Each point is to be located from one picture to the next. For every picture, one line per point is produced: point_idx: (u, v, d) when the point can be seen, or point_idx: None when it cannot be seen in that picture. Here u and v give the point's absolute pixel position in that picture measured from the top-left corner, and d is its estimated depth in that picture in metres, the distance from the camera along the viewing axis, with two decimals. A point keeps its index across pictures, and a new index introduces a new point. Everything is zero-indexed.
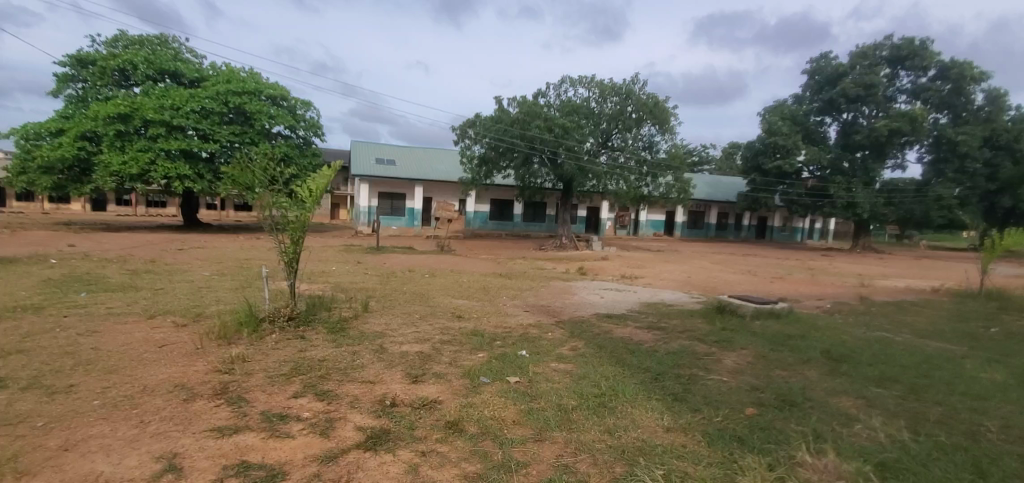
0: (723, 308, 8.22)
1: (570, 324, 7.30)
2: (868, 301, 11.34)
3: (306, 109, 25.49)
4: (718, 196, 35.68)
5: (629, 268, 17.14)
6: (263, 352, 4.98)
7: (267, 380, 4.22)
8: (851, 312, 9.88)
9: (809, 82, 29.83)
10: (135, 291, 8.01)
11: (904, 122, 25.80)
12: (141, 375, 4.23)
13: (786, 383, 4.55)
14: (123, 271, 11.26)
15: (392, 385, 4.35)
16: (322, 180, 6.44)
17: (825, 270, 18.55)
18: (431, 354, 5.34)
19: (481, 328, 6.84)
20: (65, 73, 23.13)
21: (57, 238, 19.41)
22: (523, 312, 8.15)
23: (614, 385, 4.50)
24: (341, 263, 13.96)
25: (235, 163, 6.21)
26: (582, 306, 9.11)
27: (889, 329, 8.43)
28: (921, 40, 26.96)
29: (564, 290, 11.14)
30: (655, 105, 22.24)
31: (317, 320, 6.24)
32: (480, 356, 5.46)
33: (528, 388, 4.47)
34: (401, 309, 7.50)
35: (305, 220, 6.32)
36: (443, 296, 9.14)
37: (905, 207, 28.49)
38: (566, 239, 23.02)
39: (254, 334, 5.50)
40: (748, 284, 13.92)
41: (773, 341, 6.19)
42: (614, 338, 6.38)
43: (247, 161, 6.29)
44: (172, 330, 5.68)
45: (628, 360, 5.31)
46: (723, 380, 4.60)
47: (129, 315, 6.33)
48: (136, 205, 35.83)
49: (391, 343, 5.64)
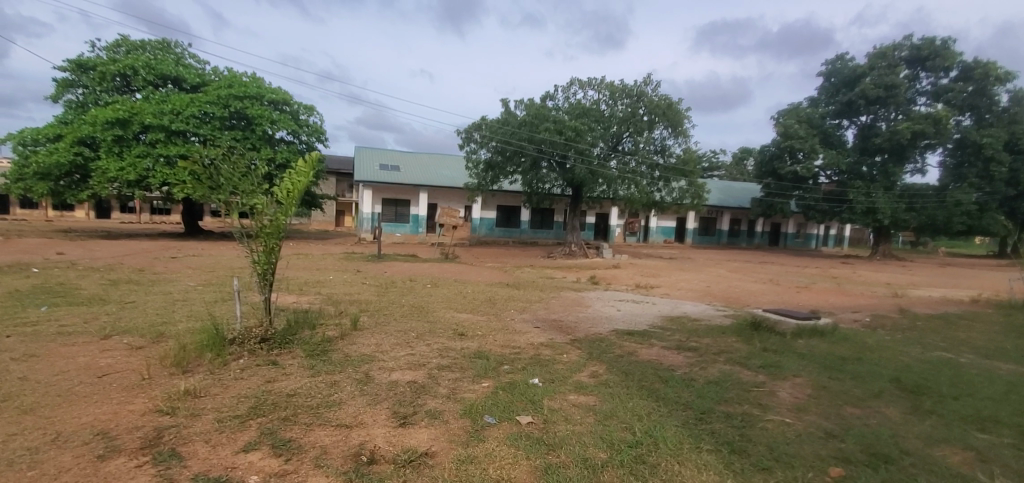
0: (759, 325, 7.26)
1: (587, 344, 6.37)
2: (910, 315, 10.32)
3: (308, 113, 24.83)
4: (730, 202, 34.66)
5: (643, 276, 16.23)
6: (222, 384, 4.12)
7: (215, 424, 3.35)
8: (895, 326, 8.91)
9: (824, 84, 28.94)
10: (102, 306, 7.20)
11: (927, 125, 24.74)
12: (61, 418, 3.40)
13: (870, 430, 3.68)
14: (102, 281, 10.46)
15: (374, 430, 3.46)
16: (300, 180, 5.63)
17: (851, 279, 17.48)
18: (426, 384, 4.46)
19: (486, 348, 5.93)
20: (65, 78, 22.60)
21: (48, 245, 18.77)
22: (533, 329, 7.21)
23: (650, 429, 3.60)
24: (339, 272, 13.18)
25: (193, 156, 5.26)
26: (598, 320, 8.22)
27: (946, 348, 7.48)
28: (943, 40, 25.93)
29: (576, 302, 10.21)
30: (668, 107, 21.38)
31: (296, 341, 5.38)
32: (484, 386, 4.59)
33: (544, 433, 3.58)
34: (396, 327, 6.60)
35: (281, 224, 5.49)
36: (443, 310, 8.25)
37: (926, 213, 27.38)
38: (575, 246, 22.22)
39: (217, 359, 4.65)
40: (774, 295, 12.92)
41: (830, 368, 5.27)
42: (640, 362, 5.47)
43: (208, 155, 5.37)
44: (124, 353, 4.87)
45: (663, 393, 4.39)
46: (787, 424, 3.70)
47: (81, 334, 5.51)
48: (140, 212, 35.35)
49: (378, 369, 4.77)
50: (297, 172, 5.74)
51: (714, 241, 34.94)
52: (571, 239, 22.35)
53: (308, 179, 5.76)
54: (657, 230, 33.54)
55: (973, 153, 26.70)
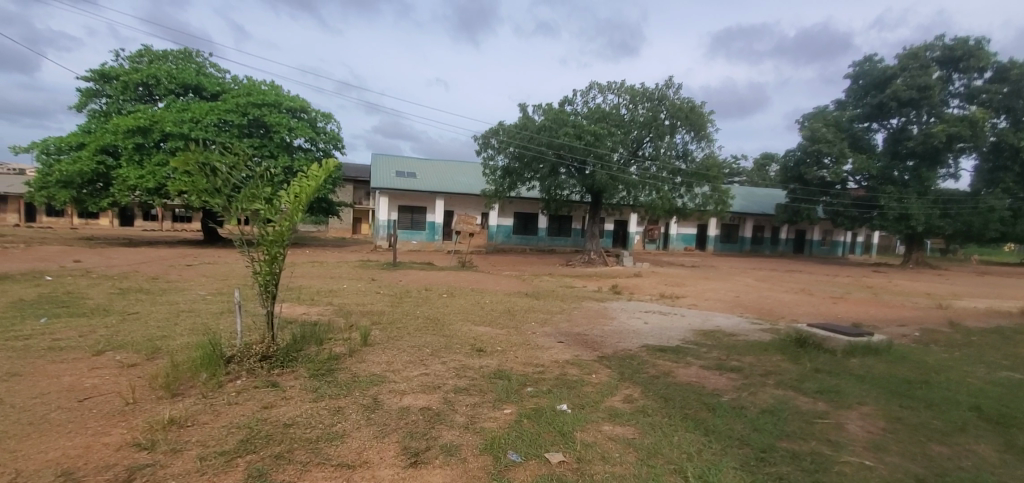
0: (805, 342, 6.61)
1: (618, 362, 5.81)
2: (963, 329, 9.46)
3: (326, 121, 24.70)
4: (754, 209, 33.72)
5: (667, 286, 15.58)
6: (213, 411, 3.71)
7: (197, 464, 2.92)
8: (949, 341, 8.16)
9: (852, 86, 27.92)
10: (103, 318, 6.87)
11: (963, 127, 23.61)
12: (25, 453, 3.02)
13: (970, 476, 3.10)
14: (112, 290, 10.18)
15: (380, 471, 2.96)
16: (310, 184, 5.19)
17: (887, 289, 16.55)
18: (442, 412, 3.96)
19: (507, 367, 5.42)
20: (89, 88, 22.83)
21: (67, 253, 18.76)
22: (557, 344, 6.65)
23: (704, 473, 3.04)
24: (354, 281, 12.81)
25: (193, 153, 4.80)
26: (626, 334, 7.66)
27: (1014, 367, 6.74)
28: (976, 40, 24.79)
29: (600, 314, 9.60)
30: (690, 110, 20.74)
31: (300, 360, 4.91)
32: (506, 413, 4.07)
33: (577, 476, 3.05)
34: (409, 342, 6.12)
35: (285, 231, 5.01)
36: (460, 322, 7.76)
37: (962, 220, 25.78)
38: (594, 254, 21.59)
39: (211, 380, 4.23)
40: (809, 306, 12.17)
41: (898, 394, 4.66)
42: (680, 385, 4.90)
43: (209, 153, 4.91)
44: (113, 374, 4.49)
45: (712, 425, 3.81)
46: (868, 468, 3.14)
47: (72, 352, 5.17)
48: (162, 221, 35.70)
49: (388, 393, 4.28)
50: (308, 177, 5.30)
51: (737, 248, 34.01)
52: (591, 247, 21.74)
53: (319, 185, 5.30)
54: (677, 237, 32.74)
55: (1009, 157, 25.33)
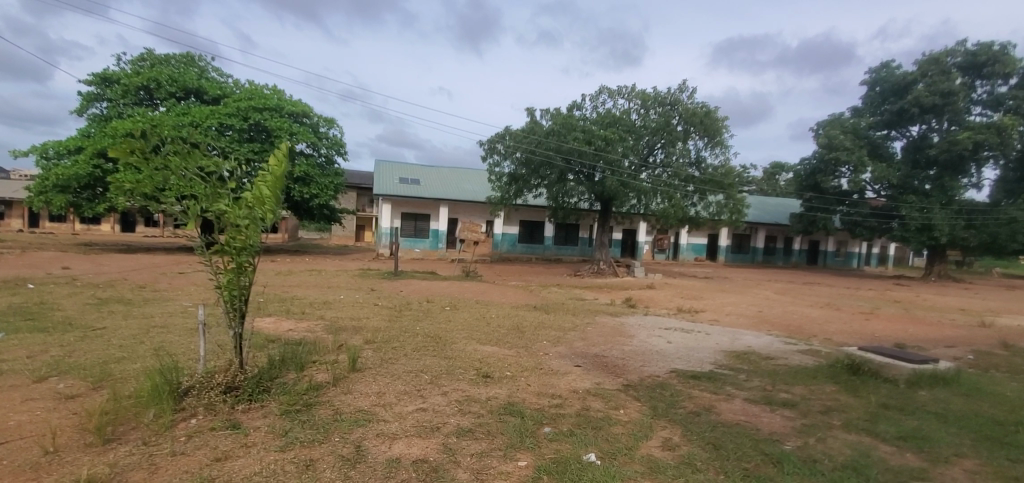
0: (859, 368, 5.74)
1: (647, 392, 4.99)
2: (1019, 351, 8.51)
3: (329, 127, 24.12)
4: (766, 218, 32.77)
5: (683, 299, 14.66)
6: (149, 467, 2.92)
7: None
8: (1012, 367, 7.25)
9: (868, 93, 27.06)
10: (63, 334, 6.09)
11: (989, 134, 22.73)
12: None
13: None
14: (88, 300, 9.43)
15: None
16: (274, 170, 4.35)
17: (919, 304, 15.55)
18: (440, 466, 3.14)
19: (518, 398, 4.61)
20: (89, 92, 22.27)
21: (58, 259, 18.10)
22: (574, 369, 5.80)
23: None
24: (351, 291, 12.03)
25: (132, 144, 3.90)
26: (649, 356, 6.83)
27: None
28: (1001, 45, 23.91)
29: (616, 331, 8.75)
30: (705, 115, 19.91)
31: (274, 391, 4.11)
32: (521, 467, 3.23)
33: None
34: (403, 366, 5.29)
35: (253, 234, 4.18)
36: (462, 341, 6.91)
37: (987, 231, 24.57)
38: (603, 264, 20.75)
39: (159, 420, 3.45)
40: (841, 323, 11.23)
41: (998, 442, 3.82)
42: (731, 427, 4.04)
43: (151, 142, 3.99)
44: (45, 409, 3.70)
45: None
46: None
47: (12, 376, 4.41)
48: (164, 227, 35.18)
49: (374, 438, 3.46)
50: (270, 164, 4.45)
51: (749, 258, 33.05)
52: (600, 257, 20.86)
53: (283, 173, 4.46)
54: (688, 247, 31.88)
55: None
